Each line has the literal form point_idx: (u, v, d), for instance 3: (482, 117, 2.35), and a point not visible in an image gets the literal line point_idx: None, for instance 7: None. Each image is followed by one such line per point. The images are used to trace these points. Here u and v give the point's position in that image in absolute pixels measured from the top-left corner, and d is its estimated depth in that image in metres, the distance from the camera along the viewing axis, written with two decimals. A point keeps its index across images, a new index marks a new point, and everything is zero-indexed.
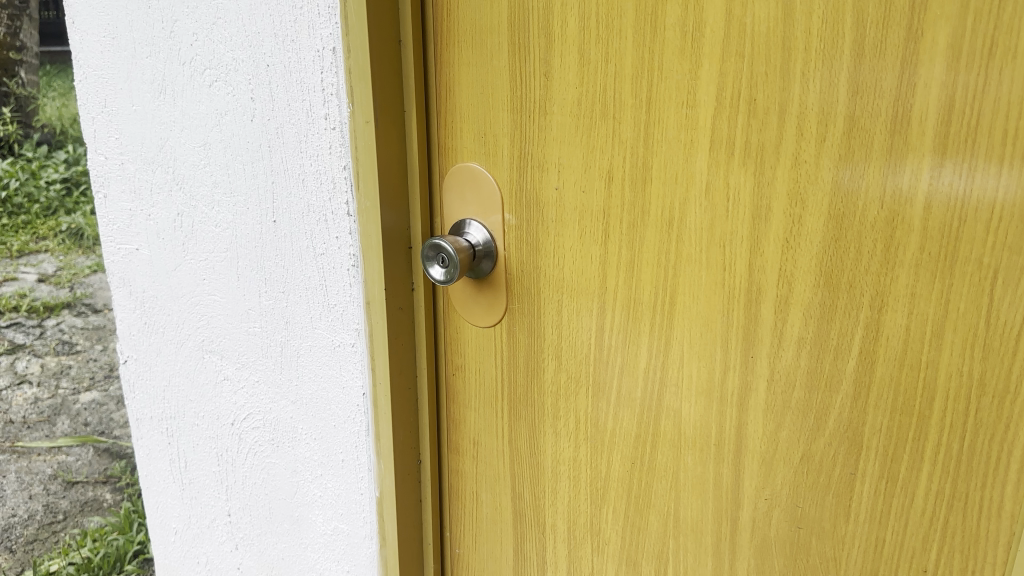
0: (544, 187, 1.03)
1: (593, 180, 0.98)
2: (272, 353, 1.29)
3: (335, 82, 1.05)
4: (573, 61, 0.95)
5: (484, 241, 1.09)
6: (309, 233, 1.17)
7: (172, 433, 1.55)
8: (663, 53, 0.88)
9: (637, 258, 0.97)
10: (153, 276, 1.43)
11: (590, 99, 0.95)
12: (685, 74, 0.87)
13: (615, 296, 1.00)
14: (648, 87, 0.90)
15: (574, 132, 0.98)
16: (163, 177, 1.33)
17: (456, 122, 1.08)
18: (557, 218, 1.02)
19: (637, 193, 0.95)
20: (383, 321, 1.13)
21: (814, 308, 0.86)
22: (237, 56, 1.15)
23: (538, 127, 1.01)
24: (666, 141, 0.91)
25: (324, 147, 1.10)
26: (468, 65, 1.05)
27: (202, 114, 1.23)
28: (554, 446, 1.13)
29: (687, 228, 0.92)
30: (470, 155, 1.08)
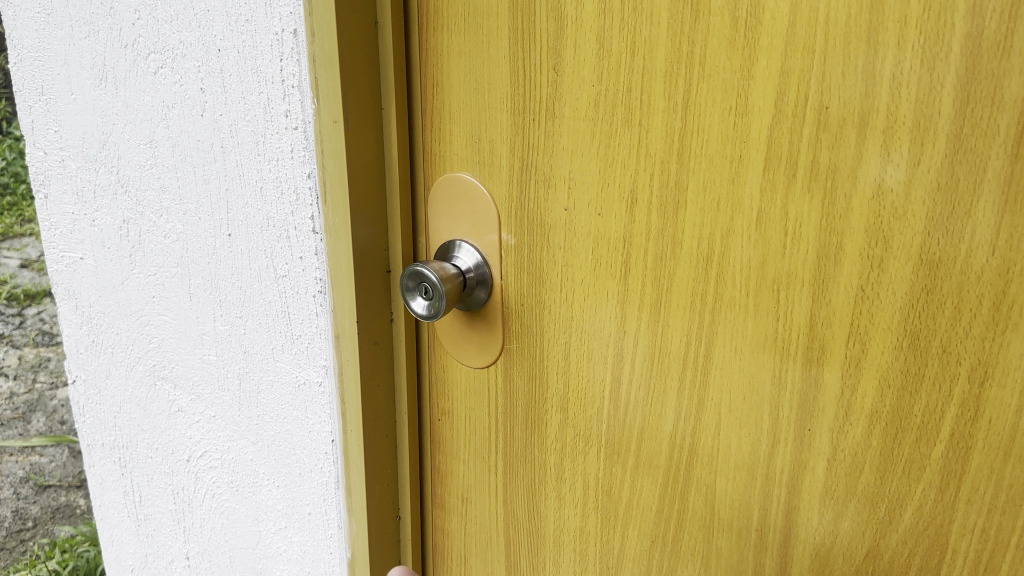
0: (551, 206, 0.84)
1: (612, 201, 0.79)
2: (230, 386, 1.11)
3: (297, 71, 0.86)
4: (591, 53, 0.76)
5: (475, 266, 0.90)
6: (268, 251, 0.98)
7: (125, 464, 1.37)
8: (706, 47, 0.69)
9: (665, 302, 0.79)
10: (100, 290, 1.24)
11: (610, 101, 0.76)
12: (735, 73, 0.68)
13: (636, 343, 0.82)
14: (686, 87, 0.71)
15: (589, 142, 0.79)
16: (107, 178, 1.14)
17: (445, 123, 0.89)
18: (566, 245, 0.84)
19: (667, 220, 0.76)
20: (354, 359, 0.94)
21: (894, 376, 0.66)
22: (184, 38, 0.96)
23: (545, 133, 0.82)
24: (707, 157, 0.72)
25: (285, 149, 0.91)
26: (460, 54, 0.85)
27: (147, 107, 1.04)
28: (557, 513, 0.95)
29: (728, 269, 0.73)
30: (461, 164, 0.89)
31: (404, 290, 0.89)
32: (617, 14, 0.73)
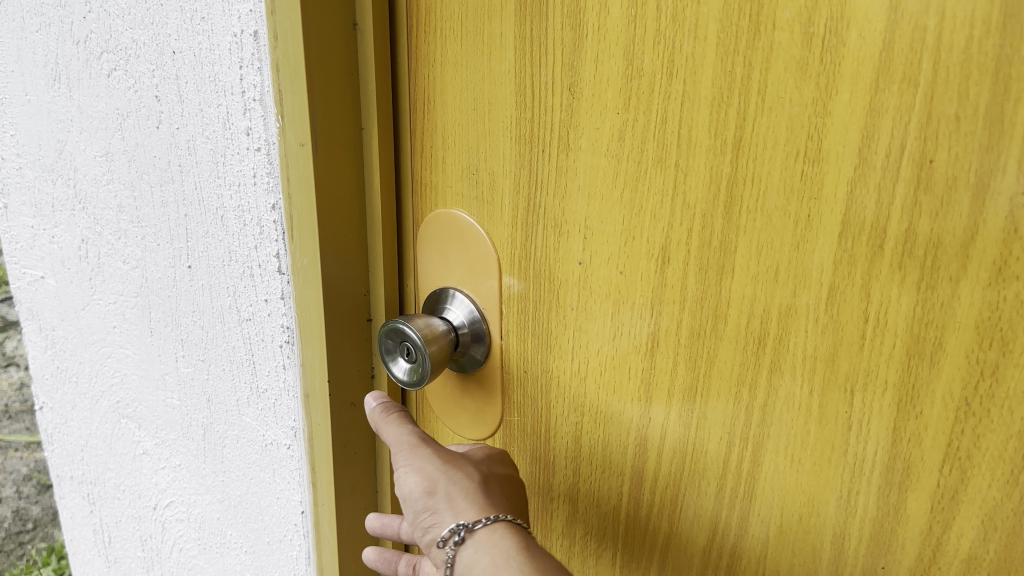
0: (562, 258, 0.67)
1: (637, 259, 0.62)
2: (195, 435, 0.97)
3: (258, 81, 0.71)
4: (615, 74, 0.59)
5: (468, 318, 0.75)
6: (231, 289, 0.83)
7: (93, 501, 1.24)
8: (765, 72, 0.51)
9: (701, 393, 0.61)
10: (61, 314, 1.10)
11: (640, 134, 0.58)
12: (804, 109, 0.50)
13: (662, 436, 0.65)
14: (737, 123, 0.53)
15: (611, 184, 0.61)
16: (64, 192, 1.00)
17: (438, 150, 0.73)
18: (579, 305, 0.67)
19: (708, 289, 0.58)
20: (326, 423, 0.79)
21: (1006, 520, 0.48)
22: (136, 37, 0.81)
23: (556, 168, 0.65)
24: (765, 215, 0.53)
25: (248, 174, 0.76)
26: (457, 66, 0.69)
27: (102, 114, 0.89)
28: None
29: (785, 361, 0.55)
30: (455, 200, 0.73)
31: (383, 352, 0.74)
32: (651, 23, 0.56)
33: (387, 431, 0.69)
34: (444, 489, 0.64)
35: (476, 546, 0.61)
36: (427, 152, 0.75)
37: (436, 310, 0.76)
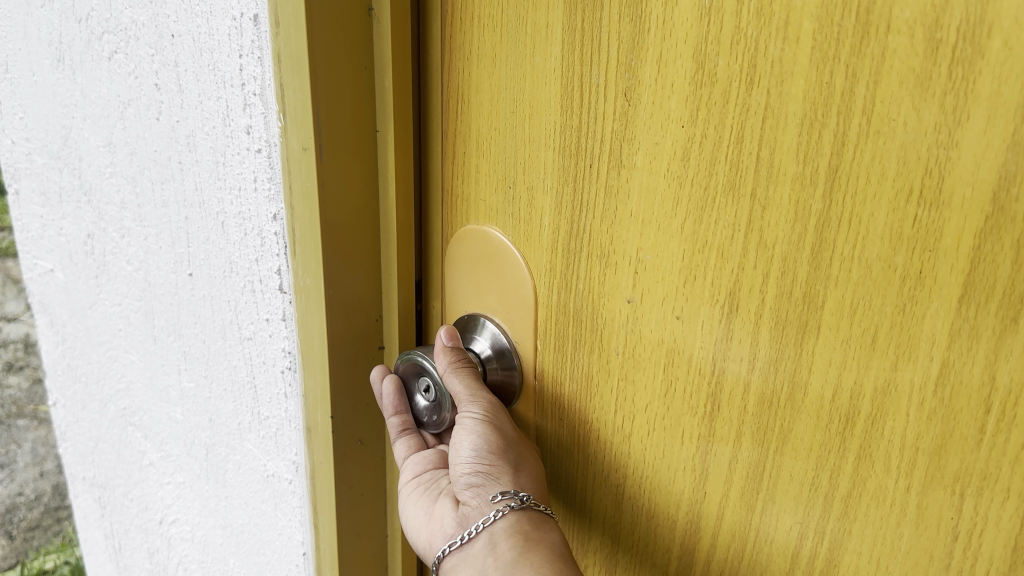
0: (607, 293, 0.54)
1: (697, 304, 0.49)
2: (198, 453, 0.89)
3: (259, 73, 0.61)
4: (678, 81, 0.45)
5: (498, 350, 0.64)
6: (232, 304, 0.74)
7: (104, 504, 1.17)
8: (875, 84, 0.37)
9: (768, 482, 0.49)
10: (70, 310, 1.03)
11: (710, 151, 0.45)
12: (923, 136, 0.36)
13: (716, 520, 0.53)
14: (831, 149, 0.39)
15: (671, 212, 0.48)
16: (70, 182, 0.93)
17: (468, 156, 0.62)
18: (625, 353, 0.54)
19: (784, 357, 0.45)
20: (328, 463, 0.70)
21: None
22: (136, 17, 0.72)
23: (603, 191, 0.52)
24: (858, 267, 0.40)
25: (248, 178, 0.67)
26: (488, 60, 0.57)
27: (104, 100, 0.81)
28: None
29: (879, 446, 0.42)
30: (489, 216, 0.62)
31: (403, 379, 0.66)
32: (729, 16, 0.42)
33: (454, 383, 0.60)
34: (511, 456, 0.59)
35: (530, 523, 0.57)
36: (457, 158, 0.63)
37: (464, 333, 0.66)
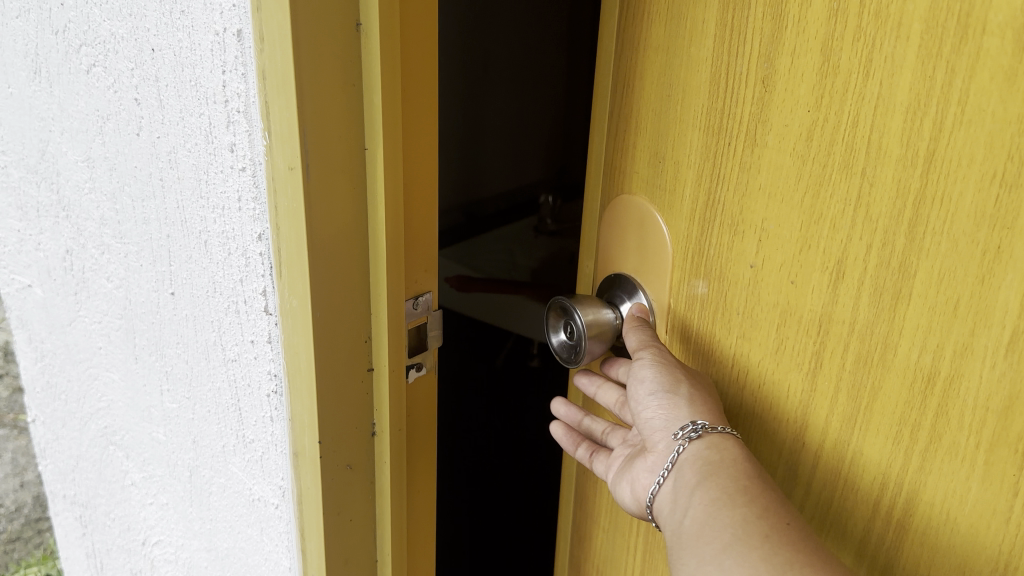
0: (733, 258, 0.62)
1: (809, 270, 0.56)
2: (182, 475, 0.87)
3: (243, 90, 0.59)
4: (810, 71, 0.53)
5: (635, 306, 0.72)
6: (215, 325, 0.72)
7: (86, 523, 1.15)
8: (967, 79, 0.44)
9: (860, 426, 0.55)
10: (49, 326, 1.01)
11: (829, 137, 0.52)
12: (1005, 126, 0.42)
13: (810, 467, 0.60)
14: (932, 133, 0.46)
15: (794, 186, 0.56)
16: (48, 197, 0.90)
17: (629, 137, 0.71)
18: (746, 308, 0.62)
19: (879, 320, 0.52)
20: (316, 488, 0.68)
21: None
22: (116, 29, 0.70)
23: (737, 166, 0.60)
24: (943, 239, 0.47)
25: (232, 198, 0.64)
26: (656, 52, 0.66)
27: (82, 114, 0.79)
28: None
29: (959, 397, 0.48)
30: (640, 188, 0.70)
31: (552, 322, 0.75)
32: (853, 17, 0.50)
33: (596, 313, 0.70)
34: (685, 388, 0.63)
35: (712, 446, 0.60)
36: (622, 141, 0.72)
37: (614, 295, 0.74)
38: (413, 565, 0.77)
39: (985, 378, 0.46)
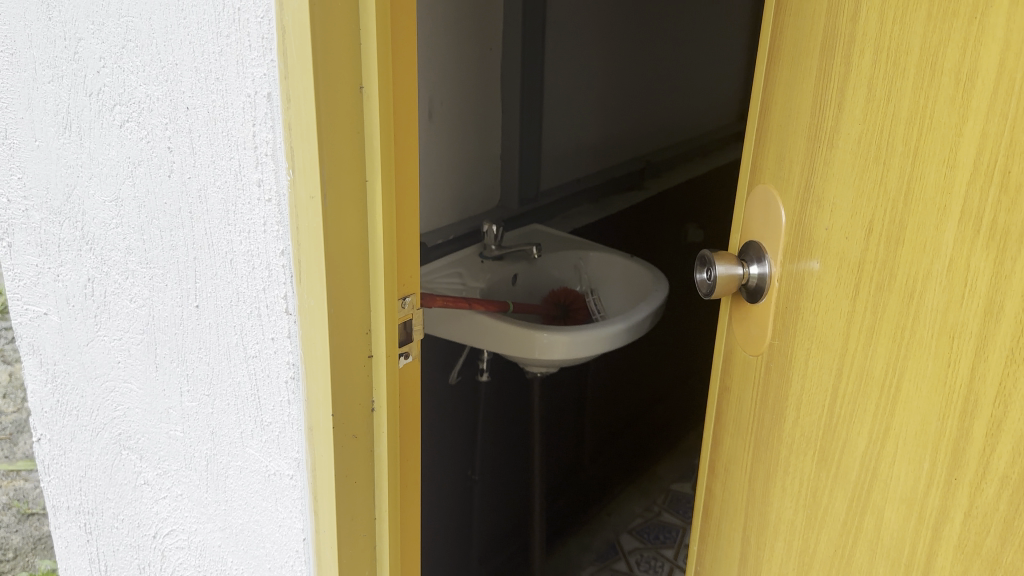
0: (812, 226, 0.63)
1: (855, 235, 0.58)
2: (197, 465, 1.02)
3: (271, 138, 0.77)
4: (861, 92, 0.57)
5: (759, 273, 0.70)
6: (238, 328, 0.88)
7: (90, 529, 1.27)
8: (933, 95, 0.50)
9: (858, 367, 0.58)
10: (64, 348, 1.14)
11: (871, 132, 0.56)
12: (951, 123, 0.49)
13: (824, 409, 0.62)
14: (914, 131, 0.52)
15: (848, 167, 0.58)
16: (71, 233, 1.05)
17: (767, 136, 0.71)
18: (812, 269, 0.63)
19: (878, 268, 0.55)
20: (329, 454, 0.85)
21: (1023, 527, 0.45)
22: (151, 92, 0.87)
23: (822, 155, 0.62)
24: (921, 202, 0.52)
25: (257, 222, 0.82)
26: (789, 64, 0.67)
27: (113, 161, 0.95)
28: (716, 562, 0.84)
29: (915, 334, 0.53)
30: (770, 178, 0.70)
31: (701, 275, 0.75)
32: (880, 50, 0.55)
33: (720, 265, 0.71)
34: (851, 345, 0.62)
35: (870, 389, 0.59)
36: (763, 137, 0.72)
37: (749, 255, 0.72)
38: (405, 524, 0.93)
39: (940, 311, 0.51)
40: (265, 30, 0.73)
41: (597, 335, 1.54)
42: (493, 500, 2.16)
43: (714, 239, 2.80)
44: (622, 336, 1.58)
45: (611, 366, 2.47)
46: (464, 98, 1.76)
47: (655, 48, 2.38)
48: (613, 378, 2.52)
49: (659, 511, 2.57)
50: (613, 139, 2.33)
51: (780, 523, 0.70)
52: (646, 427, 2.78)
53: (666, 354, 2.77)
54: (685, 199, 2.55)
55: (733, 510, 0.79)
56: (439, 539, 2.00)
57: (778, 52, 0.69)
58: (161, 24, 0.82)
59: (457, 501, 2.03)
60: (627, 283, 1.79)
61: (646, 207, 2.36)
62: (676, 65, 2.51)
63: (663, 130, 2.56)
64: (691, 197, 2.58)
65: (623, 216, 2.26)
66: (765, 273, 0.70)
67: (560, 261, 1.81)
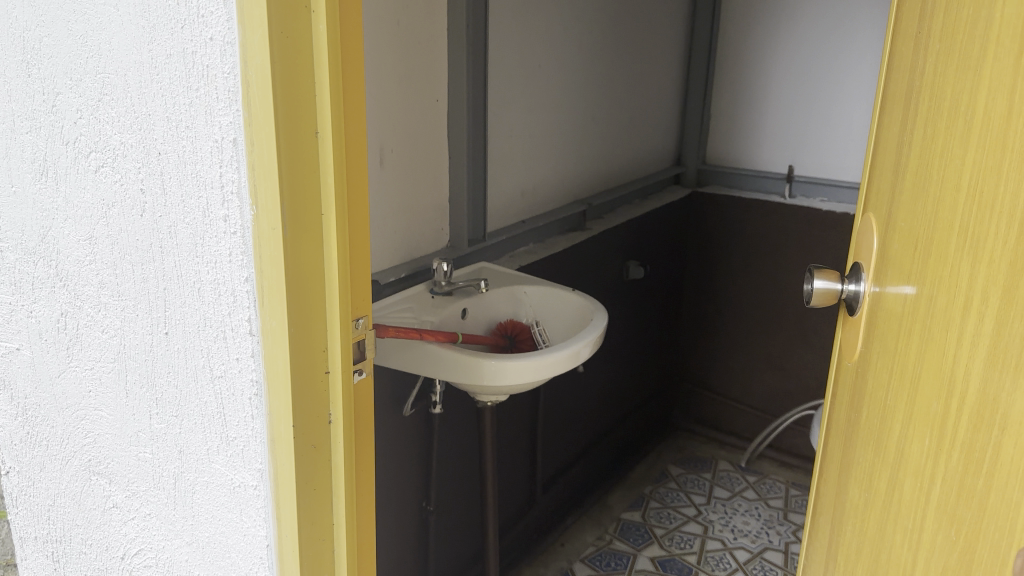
0: (887, 237, 0.72)
1: (906, 244, 0.65)
2: (165, 485, 1.09)
3: (236, 178, 0.87)
4: (924, 118, 0.65)
5: (855, 290, 0.79)
6: (205, 351, 0.97)
7: (58, 558, 1.32)
8: (955, 119, 0.57)
9: (899, 359, 0.64)
10: (35, 381, 1.21)
11: (925, 152, 0.63)
12: (961, 144, 0.55)
13: (881, 401, 0.69)
14: (945, 149, 0.58)
15: (912, 186, 0.66)
16: (45, 272, 1.13)
17: (878, 167, 0.82)
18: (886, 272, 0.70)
19: (916, 266, 0.61)
20: (290, 463, 0.93)
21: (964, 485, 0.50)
22: (125, 140, 0.96)
23: (898, 177, 0.71)
24: (943, 208, 0.58)
25: (223, 253, 0.91)
26: (892, 104, 0.79)
27: (87, 204, 1.04)
28: (814, 548, 0.92)
29: (927, 323, 0.58)
30: (875, 201, 0.80)
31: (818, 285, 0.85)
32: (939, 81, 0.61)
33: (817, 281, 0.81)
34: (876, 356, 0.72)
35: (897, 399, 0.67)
36: (874, 170, 0.84)
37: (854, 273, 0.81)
38: (361, 532, 1.00)
39: (939, 300, 0.56)
40: (231, 84, 0.84)
41: (541, 362, 1.64)
42: (448, 530, 2.22)
43: (654, 275, 2.93)
44: (565, 362, 1.68)
45: (558, 399, 2.58)
46: (413, 145, 1.87)
47: (592, 97, 2.53)
48: (562, 410, 2.62)
49: (611, 539, 2.65)
50: (555, 182, 2.46)
51: (850, 505, 0.77)
52: (596, 458, 2.86)
53: (612, 387, 2.88)
54: (626, 238, 2.69)
55: (830, 494, 0.87)
56: (396, 569, 2.05)
57: (889, 99, 0.81)
58: (136, 79, 0.92)
59: (414, 532, 2.08)
60: (569, 314, 1.92)
61: (589, 246, 2.48)
62: (612, 113, 2.66)
63: (602, 174, 2.70)
64: (631, 236, 2.71)
65: (566, 254, 2.38)
66: (860, 290, 0.79)
67: (506, 295, 1.92)
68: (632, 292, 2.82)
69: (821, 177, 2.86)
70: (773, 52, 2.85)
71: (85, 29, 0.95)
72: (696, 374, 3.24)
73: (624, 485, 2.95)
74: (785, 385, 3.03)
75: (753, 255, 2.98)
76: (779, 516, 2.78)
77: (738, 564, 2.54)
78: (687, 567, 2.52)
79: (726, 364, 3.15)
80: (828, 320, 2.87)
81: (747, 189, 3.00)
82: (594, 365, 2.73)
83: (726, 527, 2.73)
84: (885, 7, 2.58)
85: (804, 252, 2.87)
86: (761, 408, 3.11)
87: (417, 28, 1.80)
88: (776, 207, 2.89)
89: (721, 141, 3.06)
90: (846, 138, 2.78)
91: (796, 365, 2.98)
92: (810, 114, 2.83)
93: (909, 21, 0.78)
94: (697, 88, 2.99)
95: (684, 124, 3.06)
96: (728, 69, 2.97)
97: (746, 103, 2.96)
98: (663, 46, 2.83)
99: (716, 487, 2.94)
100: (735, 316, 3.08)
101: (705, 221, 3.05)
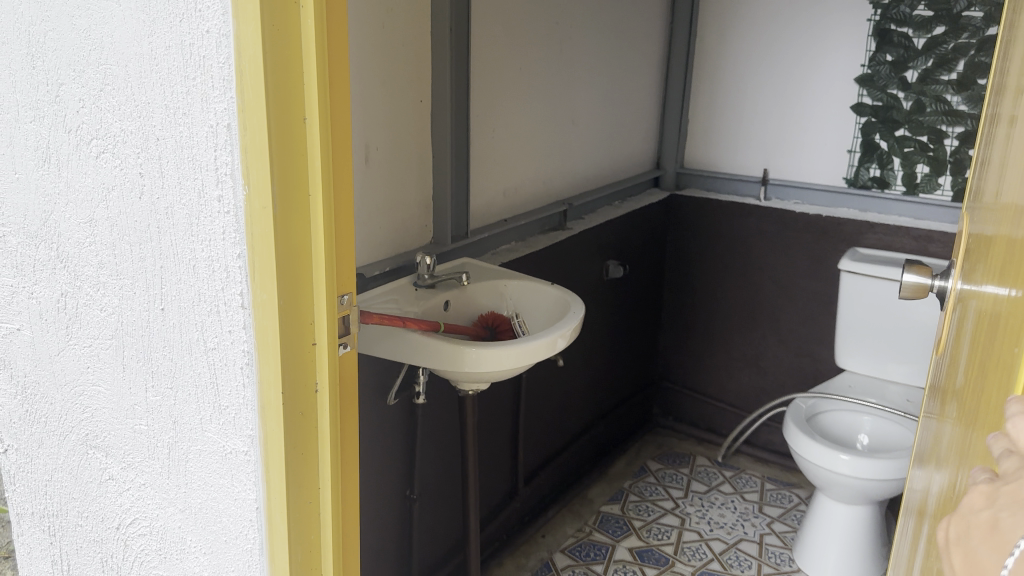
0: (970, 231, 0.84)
1: (978, 232, 0.77)
2: (159, 455, 1.15)
3: (230, 161, 0.94)
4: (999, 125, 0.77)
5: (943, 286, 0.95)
6: (199, 325, 1.04)
7: (53, 532, 1.38)
8: (1008, 123, 0.69)
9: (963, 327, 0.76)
10: (35, 361, 1.27)
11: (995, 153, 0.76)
12: (1006, 143, 0.67)
13: (951, 368, 0.81)
14: (1001, 148, 0.70)
15: (986, 184, 0.78)
16: (47, 254, 1.19)
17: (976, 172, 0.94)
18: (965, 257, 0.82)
19: (978, 247, 0.73)
20: (280, 427, 0.99)
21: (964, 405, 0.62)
22: (125, 127, 1.03)
23: (983, 178, 0.83)
24: (994, 196, 0.69)
25: (217, 232, 0.98)
26: (989, 117, 0.91)
27: (88, 187, 1.10)
28: (906, 508, 1.05)
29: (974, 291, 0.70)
30: (970, 204, 0.93)
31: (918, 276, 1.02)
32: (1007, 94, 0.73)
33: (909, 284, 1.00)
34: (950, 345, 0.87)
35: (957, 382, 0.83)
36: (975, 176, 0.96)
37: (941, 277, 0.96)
38: (346, 498, 1.06)
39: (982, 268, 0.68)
40: (226, 73, 0.91)
41: (520, 349, 1.71)
42: (431, 519, 2.28)
43: (633, 275, 3.00)
44: (542, 350, 1.75)
45: (539, 394, 2.64)
46: (398, 144, 1.94)
47: (572, 101, 2.61)
48: (543, 405, 2.68)
49: (590, 531, 2.71)
50: (536, 182, 2.53)
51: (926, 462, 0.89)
52: (576, 454, 2.93)
53: (593, 384, 2.94)
54: (606, 238, 2.76)
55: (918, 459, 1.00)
56: (381, 555, 2.10)
57: (989, 109, 0.93)
58: (136, 69, 0.99)
59: (398, 520, 2.14)
60: (548, 305, 1.99)
61: (569, 244, 2.56)
62: (592, 116, 2.73)
63: (582, 176, 2.77)
64: (610, 236, 2.79)
65: (547, 252, 2.45)
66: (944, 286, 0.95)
67: (489, 289, 1.99)
68: (612, 290, 2.89)
69: (796, 180, 2.94)
70: (748, 58, 2.93)
71: (88, 23, 1.02)
72: (675, 372, 3.31)
73: (605, 479, 3.02)
74: (761, 383, 3.11)
75: (730, 255, 3.06)
76: (755, 509, 2.85)
77: (714, 555, 2.61)
78: (664, 557, 2.59)
79: (704, 362, 3.22)
80: (802, 319, 2.95)
81: (724, 191, 3.08)
82: (575, 361, 2.79)
83: (703, 519, 2.80)
84: (856, 14, 2.67)
85: (778, 252, 2.95)
86: (738, 405, 3.18)
87: (401, 31, 1.88)
88: (751, 208, 2.97)
89: (699, 145, 3.14)
90: (819, 142, 2.86)
91: (772, 363, 3.06)
92: (784, 119, 2.91)
93: (1005, 42, 0.89)
94: (675, 93, 3.08)
95: (663, 128, 3.14)
96: (705, 75, 3.05)
97: (723, 108, 3.04)
98: (641, 52, 2.92)
99: (694, 481, 3.01)
100: (712, 315, 3.16)
101: (683, 222, 3.13)
